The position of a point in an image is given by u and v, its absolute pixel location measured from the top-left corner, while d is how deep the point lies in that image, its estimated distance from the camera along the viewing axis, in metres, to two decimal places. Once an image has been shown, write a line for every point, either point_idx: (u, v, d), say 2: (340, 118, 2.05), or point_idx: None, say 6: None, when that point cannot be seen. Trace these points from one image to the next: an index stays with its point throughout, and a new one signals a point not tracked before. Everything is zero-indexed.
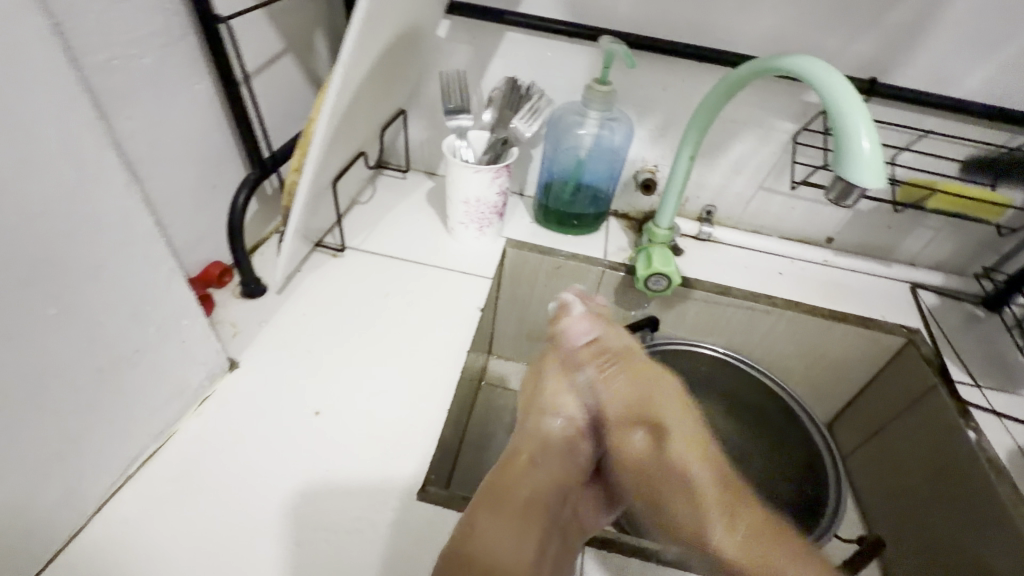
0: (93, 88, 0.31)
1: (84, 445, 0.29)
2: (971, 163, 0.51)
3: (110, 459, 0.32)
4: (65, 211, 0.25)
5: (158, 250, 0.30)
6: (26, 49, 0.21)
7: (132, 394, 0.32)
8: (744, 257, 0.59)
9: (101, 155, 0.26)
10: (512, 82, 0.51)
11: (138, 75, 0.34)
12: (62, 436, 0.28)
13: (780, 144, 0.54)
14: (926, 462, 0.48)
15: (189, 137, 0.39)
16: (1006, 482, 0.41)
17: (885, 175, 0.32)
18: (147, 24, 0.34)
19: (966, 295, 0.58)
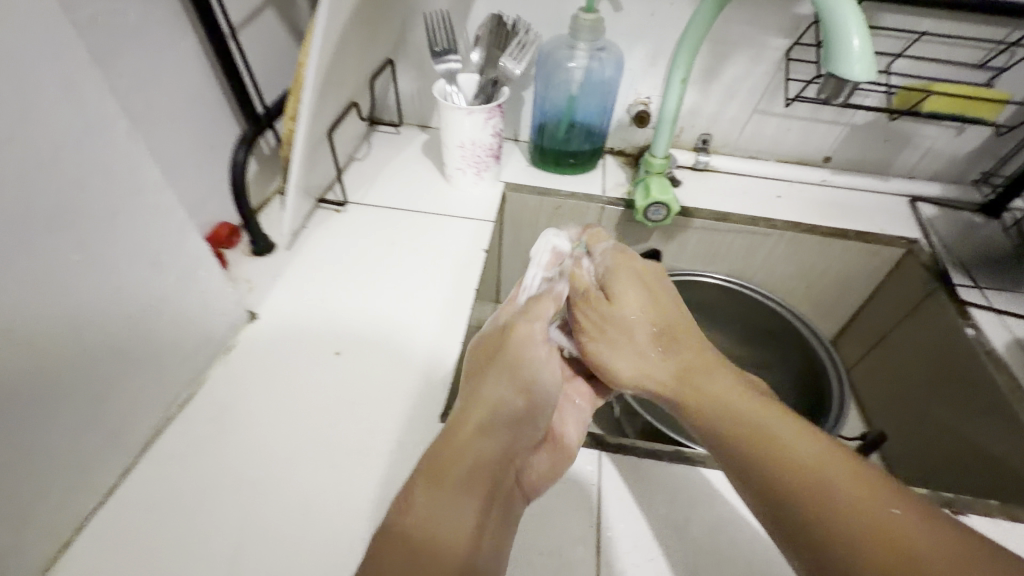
0: (90, 43, 0.32)
1: (123, 386, 0.31)
2: (968, 64, 0.50)
3: (150, 401, 0.34)
4: (76, 157, 0.26)
5: (168, 200, 0.32)
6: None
7: (161, 341, 0.33)
8: (741, 184, 0.60)
9: (103, 103, 0.26)
10: (497, 19, 0.50)
11: (125, 31, 0.34)
12: (100, 379, 0.29)
13: (773, 63, 0.53)
14: (928, 363, 0.50)
15: (182, 97, 0.40)
16: (1004, 373, 0.43)
17: (875, 70, 0.32)
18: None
19: (965, 203, 0.58)
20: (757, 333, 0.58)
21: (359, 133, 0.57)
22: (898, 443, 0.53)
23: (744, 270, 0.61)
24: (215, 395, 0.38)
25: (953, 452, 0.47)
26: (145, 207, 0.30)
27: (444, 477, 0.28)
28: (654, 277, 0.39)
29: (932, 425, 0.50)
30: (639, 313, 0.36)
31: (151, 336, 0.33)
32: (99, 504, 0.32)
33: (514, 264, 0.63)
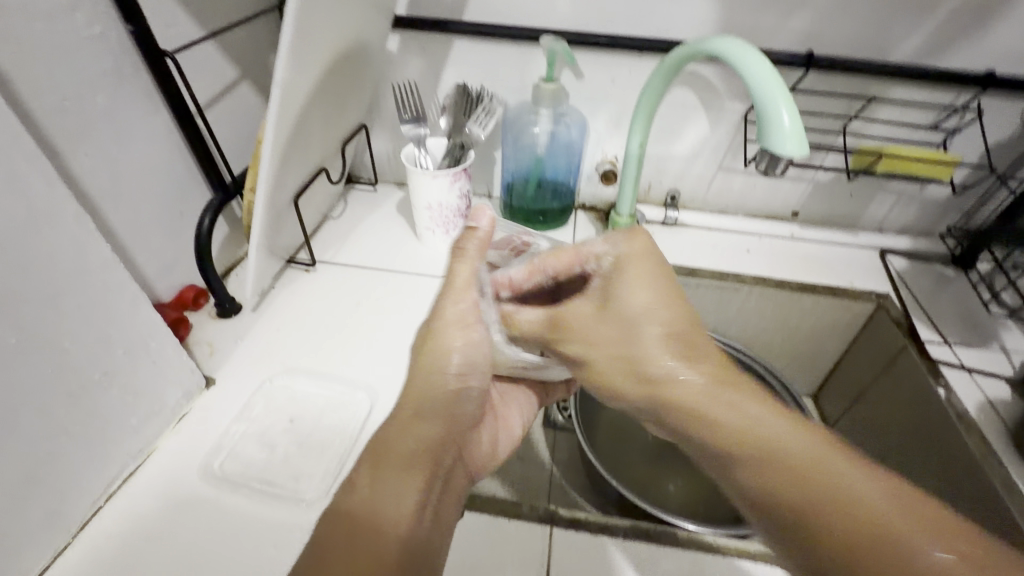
0: (89, 133, 0.49)
1: (65, 472, 0.44)
2: (936, 141, 0.72)
3: (90, 475, 0.46)
4: (45, 266, 0.39)
5: (126, 284, 0.46)
6: (123, 434, 0.48)
7: (90, 445, 0.45)
8: (948, 358, 0.67)
9: (55, 201, 0.39)
10: (669, 199, 0.85)
11: (95, 112, 0.50)
12: (27, 478, 0.40)
13: (929, 123, 0.71)
14: (910, 426, 0.67)
15: (153, 141, 0.57)
16: (974, 434, 0.58)
17: (804, 144, 0.45)
18: (106, 76, 0.50)
19: (936, 257, 0.81)
20: (934, 477, 0.63)
21: (333, 197, 0.82)
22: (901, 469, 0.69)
23: (885, 442, 0.72)
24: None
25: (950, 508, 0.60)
26: (131, 313, 0.46)
27: (385, 465, 0.40)
28: (473, 313, 0.47)
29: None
30: (442, 401, 0.46)
31: (98, 419, 0.45)
32: (116, 518, 0.47)
33: None
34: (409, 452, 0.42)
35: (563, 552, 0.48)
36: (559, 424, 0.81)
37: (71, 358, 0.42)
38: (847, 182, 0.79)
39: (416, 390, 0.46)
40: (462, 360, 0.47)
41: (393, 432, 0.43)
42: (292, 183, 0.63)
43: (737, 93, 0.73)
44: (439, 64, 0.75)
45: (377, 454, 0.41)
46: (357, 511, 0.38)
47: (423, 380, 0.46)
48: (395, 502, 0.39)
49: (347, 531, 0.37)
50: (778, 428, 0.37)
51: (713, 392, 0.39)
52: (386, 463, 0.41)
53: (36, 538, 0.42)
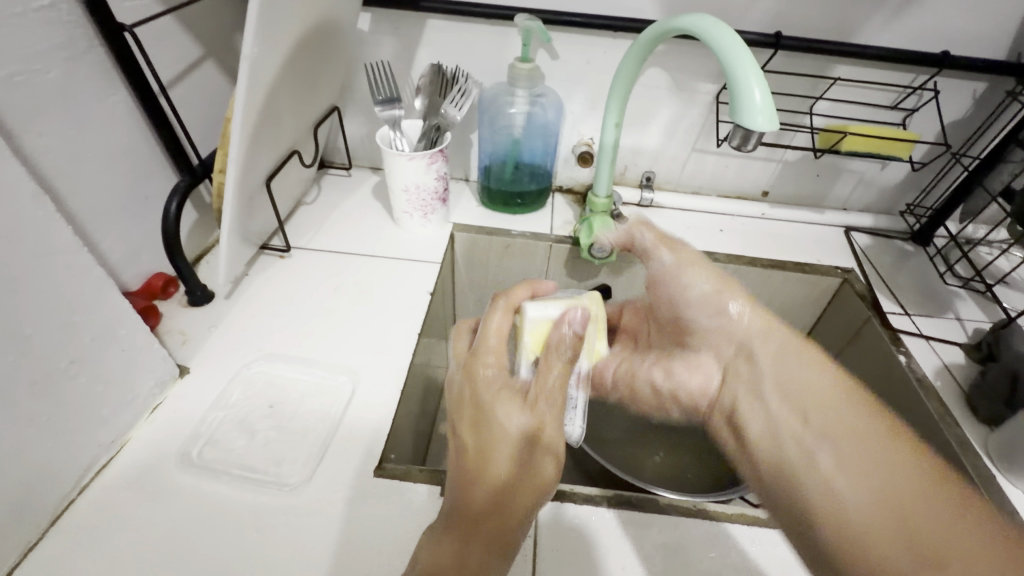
0: (42, 112, 0.47)
1: (34, 464, 0.42)
2: (896, 120, 0.75)
3: (60, 467, 0.44)
4: (2, 248, 0.37)
5: (90, 268, 0.44)
6: (93, 424, 0.47)
7: (59, 436, 0.44)
8: (908, 327, 0.71)
9: (10, 179, 0.37)
10: (645, 180, 0.87)
11: (48, 88, 0.47)
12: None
13: (890, 103, 0.74)
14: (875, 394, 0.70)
15: (113, 121, 0.54)
16: (932, 397, 0.62)
17: (775, 119, 0.46)
18: (59, 50, 0.48)
19: (897, 233, 0.85)
20: None
21: (306, 182, 0.80)
22: None
23: None
24: (530, 560, 0.47)
25: None
26: (99, 299, 0.45)
27: (457, 524, 0.40)
28: (497, 352, 0.47)
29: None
30: (501, 439, 0.41)
31: (68, 408, 0.44)
32: (90, 510, 0.46)
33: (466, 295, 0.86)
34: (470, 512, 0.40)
35: (550, 523, 0.49)
36: None
37: (34, 346, 0.40)
38: (814, 161, 0.82)
39: (472, 420, 0.43)
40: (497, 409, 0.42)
41: (463, 478, 0.41)
42: (263, 165, 0.61)
43: (709, 74, 0.74)
44: (412, 43, 0.74)
45: (466, 511, 0.40)
46: (441, 550, 0.39)
47: (478, 409, 0.43)
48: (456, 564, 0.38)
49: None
50: (841, 424, 0.45)
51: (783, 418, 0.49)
52: (469, 495, 0.40)
53: (4, 533, 0.41)
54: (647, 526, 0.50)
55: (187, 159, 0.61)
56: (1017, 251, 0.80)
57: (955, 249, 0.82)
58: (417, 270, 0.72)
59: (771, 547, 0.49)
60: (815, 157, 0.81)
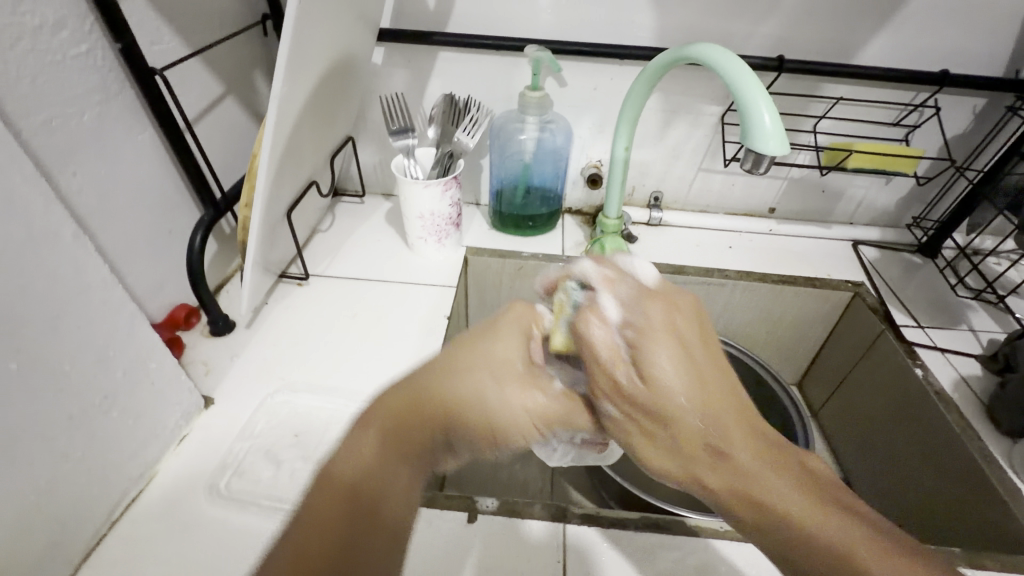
0: (78, 155, 0.49)
1: (72, 498, 0.43)
2: (898, 137, 0.77)
3: (95, 500, 0.45)
4: (45, 286, 0.38)
5: (122, 304, 0.45)
6: (124, 456, 0.47)
7: (93, 470, 0.44)
8: (923, 340, 0.71)
9: (54, 222, 0.38)
10: (653, 200, 0.88)
11: (84, 132, 0.49)
12: (28, 506, 0.39)
13: (891, 122, 0.76)
14: (893, 408, 0.70)
15: (141, 160, 0.56)
16: (952, 410, 0.62)
17: (785, 142, 0.47)
18: (93, 94, 0.49)
19: (905, 245, 0.86)
20: (919, 454, 0.66)
21: (321, 212, 0.82)
22: (883, 451, 0.73)
23: (869, 425, 0.75)
24: None
25: (936, 482, 0.63)
26: (130, 334, 0.46)
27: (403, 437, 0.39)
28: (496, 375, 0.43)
29: (899, 468, 0.69)
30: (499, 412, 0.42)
31: (99, 443, 0.44)
32: (122, 541, 0.46)
33: (480, 317, 0.87)
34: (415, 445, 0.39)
35: (578, 549, 0.49)
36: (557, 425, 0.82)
37: (72, 384, 0.41)
38: (819, 177, 0.83)
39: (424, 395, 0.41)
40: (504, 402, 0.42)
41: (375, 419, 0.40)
42: (285, 198, 0.63)
43: (714, 97, 0.76)
44: (425, 75, 0.76)
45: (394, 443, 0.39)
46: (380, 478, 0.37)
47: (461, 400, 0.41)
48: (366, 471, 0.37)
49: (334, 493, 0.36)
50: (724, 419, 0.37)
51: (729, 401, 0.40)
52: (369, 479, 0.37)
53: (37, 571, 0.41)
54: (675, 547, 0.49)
55: (212, 194, 0.63)
56: None
57: (964, 260, 0.82)
58: (433, 294, 0.73)
59: None
60: (820, 175, 0.83)
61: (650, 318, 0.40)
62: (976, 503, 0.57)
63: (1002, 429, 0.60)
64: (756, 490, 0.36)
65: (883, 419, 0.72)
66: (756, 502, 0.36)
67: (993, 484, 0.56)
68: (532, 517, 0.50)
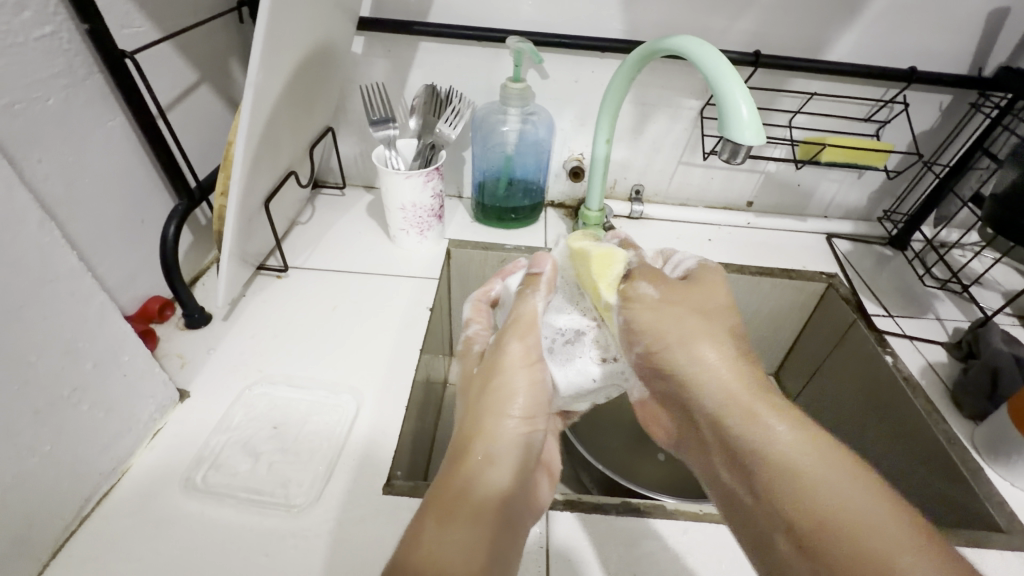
0: (42, 140, 0.47)
1: (39, 494, 0.41)
2: (869, 132, 0.79)
3: (63, 497, 0.44)
4: (8, 275, 0.37)
5: (93, 293, 0.44)
6: (96, 450, 0.46)
7: (63, 464, 0.43)
8: (892, 329, 0.73)
9: (17, 207, 0.37)
10: (634, 194, 0.89)
11: (48, 116, 0.47)
12: None
13: (863, 117, 0.78)
14: (864, 395, 0.72)
15: (111, 148, 0.54)
16: (920, 396, 0.64)
17: (761, 133, 0.48)
18: (59, 77, 0.48)
19: (876, 238, 0.88)
20: (888, 439, 0.68)
21: (300, 203, 0.81)
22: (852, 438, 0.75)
23: (841, 413, 0.77)
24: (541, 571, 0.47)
25: (904, 465, 0.65)
26: (100, 325, 0.44)
27: (452, 516, 0.40)
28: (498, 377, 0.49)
29: (869, 453, 0.72)
30: (511, 443, 0.47)
31: (68, 438, 0.43)
32: (93, 537, 0.45)
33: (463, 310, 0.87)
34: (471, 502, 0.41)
35: (558, 533, 0.49)
36: None
37: (39, 377, 0.40)
38: (795, 172, 0.85)
39: (468, 452, 0.45)
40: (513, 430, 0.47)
41: (450, 474, 0.43)
42: (262, 187, 0.62)
43: (693, 91, 0.77)
44: (406, 65, 0.76)
45: (444, 507, 0.40)
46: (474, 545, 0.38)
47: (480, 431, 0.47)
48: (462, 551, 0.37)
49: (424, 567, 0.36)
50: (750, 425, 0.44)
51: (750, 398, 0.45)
52: (435, 555, 0.37)
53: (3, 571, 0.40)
54: (657, 532, 0.50)
55: (186, 184, 0.61)
56: (988, 253, 0.84)
57: (931, 252, 0.85)
58: (414, 286, 0.73)
59: None
60: (795, 169, 0.85)
61: (648, 319, 0.49)
62: (942, 484, 0.60)
63: (965, 412, 0.62)
64: (823, 502, 0.39)
65: (854, 406, 0.75)
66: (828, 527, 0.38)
67: (957, 465, 0.58)
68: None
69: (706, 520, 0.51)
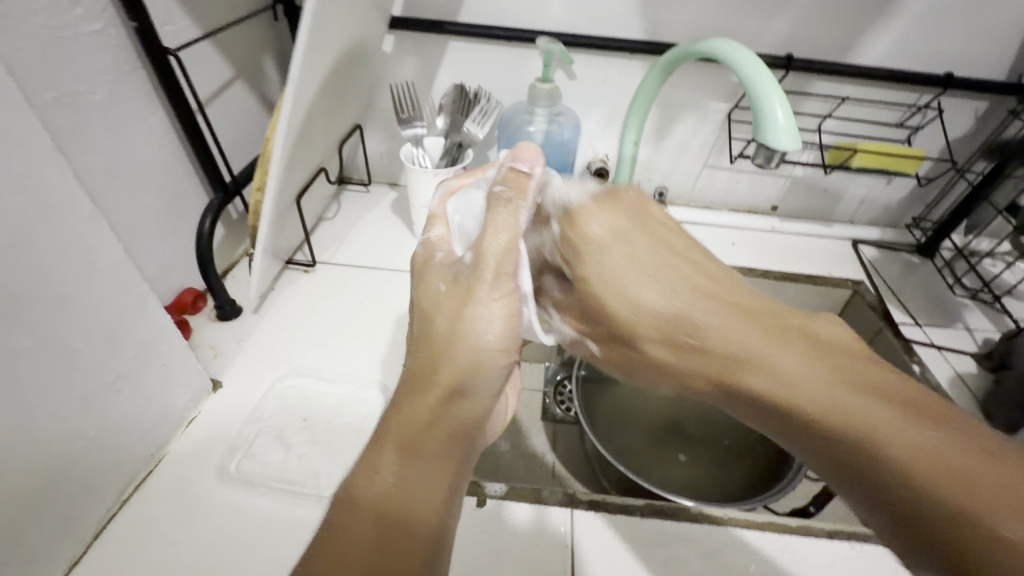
0: (90, 134, 0.48)
1: (86, 476, 0.43)
2: (900, 138, 0.78)
3: (106, 479, 0.45)
4: (61, 265, 0.38)
5: (137, 284, 0.45)
6: (136, 434, 0.47)
7: (106, 447, 0.44)
8: (920, 338, 0.72)
9: (72, 200, 0.38)
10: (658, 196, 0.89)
11: (97, 111, 0.49)
12: (43, 481, 0.39)
13: (894, 122, 0.77)
14: None
15: (152, 141, 0.56)
16: None
17: (796, 138, 0.48)
18: (106, 73, 0.49)
19: (904, 245, 0.87)
20: None
21: (327, 200, 0.82)
22: None
23: None
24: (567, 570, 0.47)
25: None
26: (142, 314, 0.46)
27: (416, 447, 0.33)
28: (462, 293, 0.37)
29: None
30: (485, 395, 0.37)
31: (111, 423, 0.44)
32: (133, 520, 0.47)
33: None
34: (434, 447, 0.34)
35: (583, 533, 0.50)
36: (559, 416, 0.82)
37: (87, 363, 0.41)
38: (823, 176, 0.84)
39: (431, 382, 0.35)
40: (473, 360, 0.36)
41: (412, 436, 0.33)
42: (295, 183, 0.63)
43: (722, 94, 0.77)
44: (435, 63, 0.76)
45: (404, 444, 0.33)
46: (434, 497, 0.33)
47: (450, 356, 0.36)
48: (430, 495, 0.33)
49: (369, 519, 0.31)
50: (766, 371, 0.36)
51: (710, 317, 0.40)
52: (403, 490, 0.32)
53: (49, 548, 0.41)
54: (683, 535, 0.50)
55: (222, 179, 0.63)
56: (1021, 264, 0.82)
57: (961, 261, 0.84)
58: None
59: (799, 553, 0.50)
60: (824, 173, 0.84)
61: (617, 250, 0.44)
62: None
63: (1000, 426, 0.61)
64: (867, 418, 0.31)
65: None
66: (889, 451, 0.30)
67: None
68: (542, 502, 0.51)
69: (733, 525, 0.51)
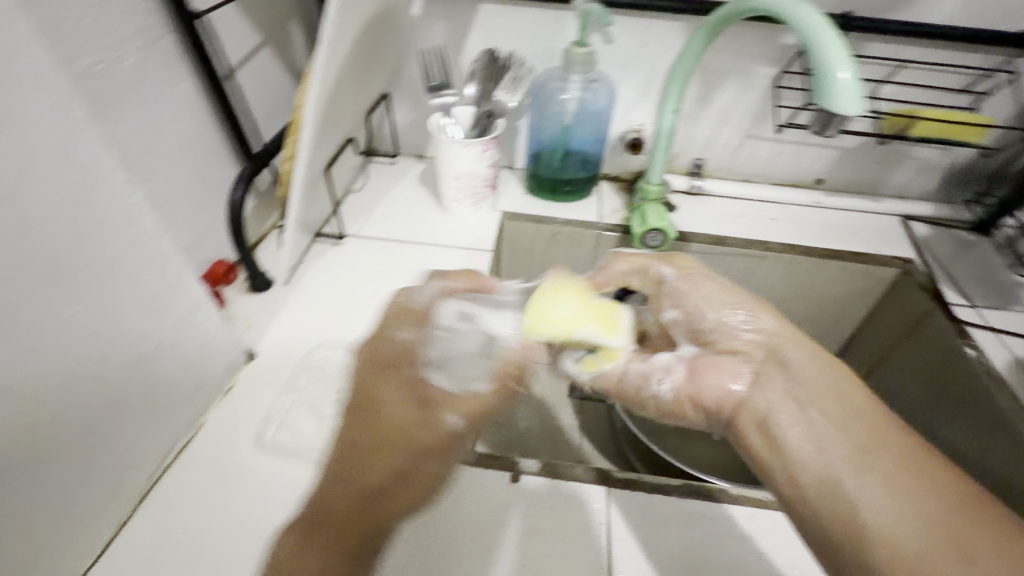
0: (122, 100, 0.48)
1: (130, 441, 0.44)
2: (965, 105, 0.72)
3: (149, 445, 0.46)
4: (99, 233, 0.38)
5: (173, 255, 0.45)
6: (176, 403, 0.48)
7: (147, 414, 0.45)
8: (974, 320, 0.68)
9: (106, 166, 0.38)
10: (695, 168, 0.85)
11: (127, 76, 0.48)
12: (90, 446, 0.40)
13: (959, 87, 0.71)
14: (937, 389, 0.68)
15: (182, 109, 0.55)
16: (1005, 394, 0.60)
17: (861, 102, 0.44)
18: (136, 37, 0.48)
19: (960, 222, 0.82)
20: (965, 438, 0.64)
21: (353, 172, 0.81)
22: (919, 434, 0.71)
23: (906, 407, 0.74)
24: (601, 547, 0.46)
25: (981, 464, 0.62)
26: (178, 285, 0.46)
27: (317, 529, 0.37)
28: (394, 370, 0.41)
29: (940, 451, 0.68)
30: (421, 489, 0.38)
31: (152, 391, 0.45)
32: (175, 485, 0.48)
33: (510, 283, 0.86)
34: (356, 520, 0.37)
35: (616, 512, 0.49)
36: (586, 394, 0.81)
37: (128, 333, 0.42)
38: (875, 147, 0.79)
39: (368, 469, 0.37)
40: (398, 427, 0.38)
41: (340, 491, 0.37)
42: (324, 153, 0.62)
43: (769, 58, 0.72)
44: (465, 28, 0.73)
45: (314, 516, 0.37)
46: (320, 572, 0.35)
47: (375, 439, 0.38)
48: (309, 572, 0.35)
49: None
50: (807, 422, 0.44)
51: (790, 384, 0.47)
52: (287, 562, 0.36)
53: (97, 510, 0.42)
54: (719, 517, 0.49)
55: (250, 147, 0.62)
56: None
57: None
58: (468, 258, 0.72)
59: None
60: (876, 143, 0.78)
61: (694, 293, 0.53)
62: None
63: None
64: (854, 489, 0.39)
65: (925, 400, 0.70)
66: (843, 490, 0.39)
67: None
68: (576, 479, 0.50)
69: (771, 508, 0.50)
